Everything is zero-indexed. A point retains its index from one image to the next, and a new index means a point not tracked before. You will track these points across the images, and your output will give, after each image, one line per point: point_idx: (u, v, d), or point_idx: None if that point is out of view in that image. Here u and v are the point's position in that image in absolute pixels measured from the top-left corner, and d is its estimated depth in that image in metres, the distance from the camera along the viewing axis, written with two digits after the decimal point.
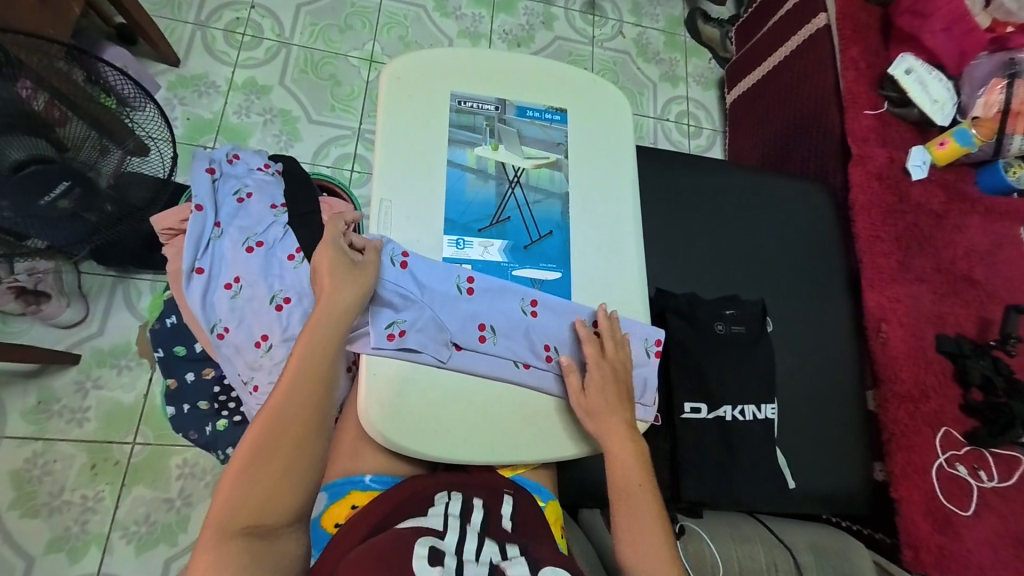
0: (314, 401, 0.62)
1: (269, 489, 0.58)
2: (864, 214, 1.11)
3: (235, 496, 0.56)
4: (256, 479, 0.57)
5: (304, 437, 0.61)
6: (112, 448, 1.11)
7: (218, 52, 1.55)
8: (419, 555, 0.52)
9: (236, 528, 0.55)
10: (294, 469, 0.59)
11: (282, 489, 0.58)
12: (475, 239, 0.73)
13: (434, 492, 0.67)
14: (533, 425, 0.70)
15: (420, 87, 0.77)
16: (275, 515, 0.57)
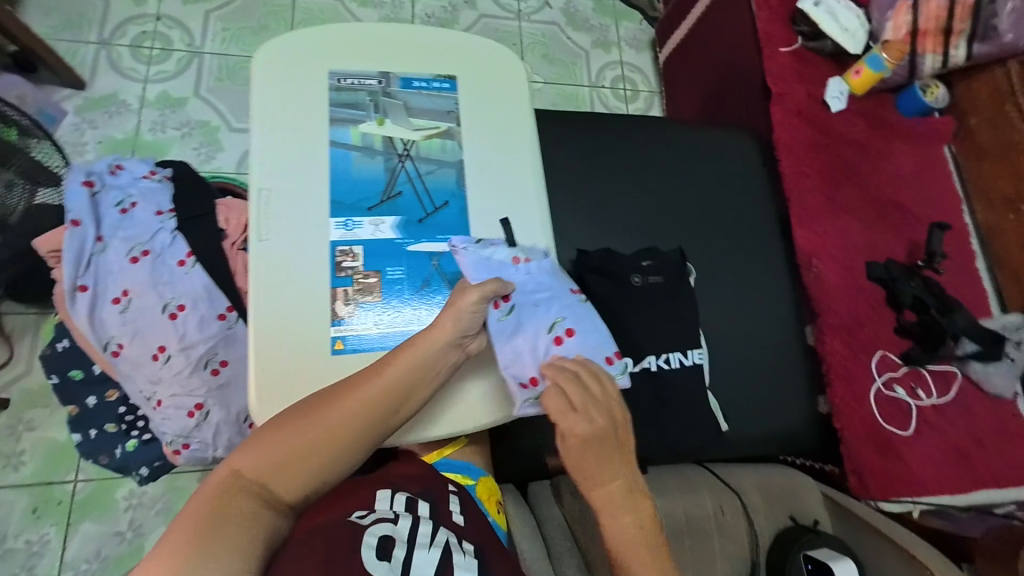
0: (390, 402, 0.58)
1: (296, 453, 0.55)
2: (788, 152, 1.10)
3: (278, 441, 0.55)
4: (300, 442, 0.55)
5: (348, 440, 0.57)
6: (53, 488, 1.07)
7: (127, 70, 1.50)
8: (369, 547, 0.53)
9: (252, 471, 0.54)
10: (310, 467, 0.56)
11: (307, 461, 0.55)
12: (364, 218, 0.68)
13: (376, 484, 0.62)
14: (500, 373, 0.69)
15: (294, 68, 0.75)
16: (282, 493, 0.54)
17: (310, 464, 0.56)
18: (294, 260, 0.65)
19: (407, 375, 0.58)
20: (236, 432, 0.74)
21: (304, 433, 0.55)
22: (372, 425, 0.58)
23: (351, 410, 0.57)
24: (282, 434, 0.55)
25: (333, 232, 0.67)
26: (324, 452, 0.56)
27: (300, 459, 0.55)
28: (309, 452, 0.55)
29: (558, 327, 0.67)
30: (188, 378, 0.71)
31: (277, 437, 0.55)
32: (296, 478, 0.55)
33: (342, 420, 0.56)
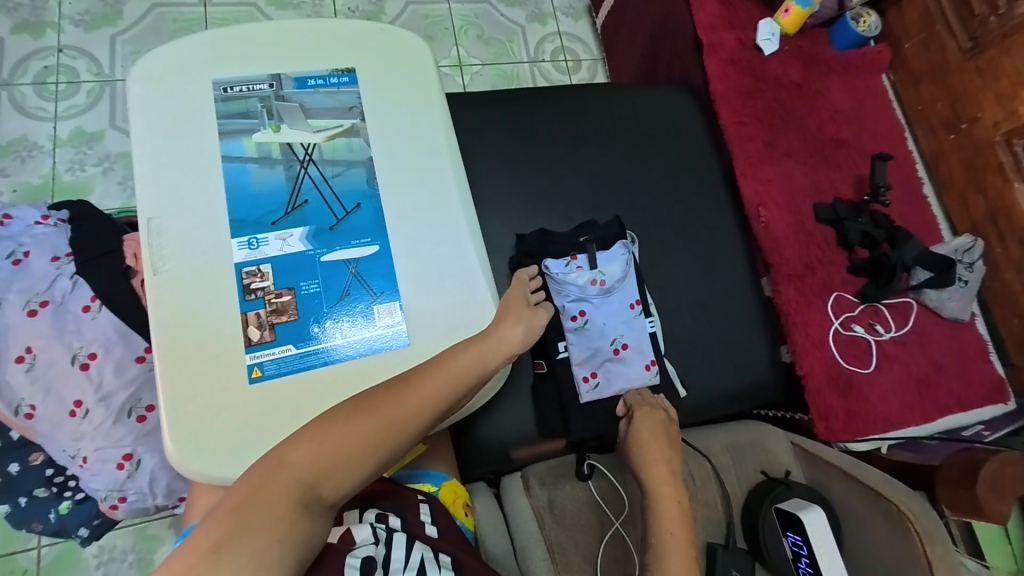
0: (447, 393, 0.60)
1: (349, 449, 0.54)
2: (724, 103, 1.07)
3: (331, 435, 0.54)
4: (353, 436, 0.55)
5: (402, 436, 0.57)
6: (15, 557, 1.01)
7: (34, 109, 1.40)
8: (352, 567, 0.52)
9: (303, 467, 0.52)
10: (364, 463, 0.55)
11: (360, 456, 0.55)
12: (270, 233, 0.64)
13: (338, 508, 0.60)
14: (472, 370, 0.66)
15: (174, 83, 0.69)
16: (334, 490, 0.53)
17: (363, 458, 0.55)
18: (200, 289, 0.60)
19: (462, 372, 0.61)
20: (175, 477, 0.71)
21: (362, 425, 0.55)
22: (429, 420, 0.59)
23: (415, 404, 0.58)
24: (335, 426, 0.54)
25: (237, 254, 0.63)
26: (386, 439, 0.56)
27: (355, 453, 0.55)
28: (359, 450, 0.55)
29: (619, 339, 0.84)
30: (113, 429, 0.67)
31: (335, 427, 0.54)
32: (349, 474, 0.54)
33: (403, 413, 0.57)
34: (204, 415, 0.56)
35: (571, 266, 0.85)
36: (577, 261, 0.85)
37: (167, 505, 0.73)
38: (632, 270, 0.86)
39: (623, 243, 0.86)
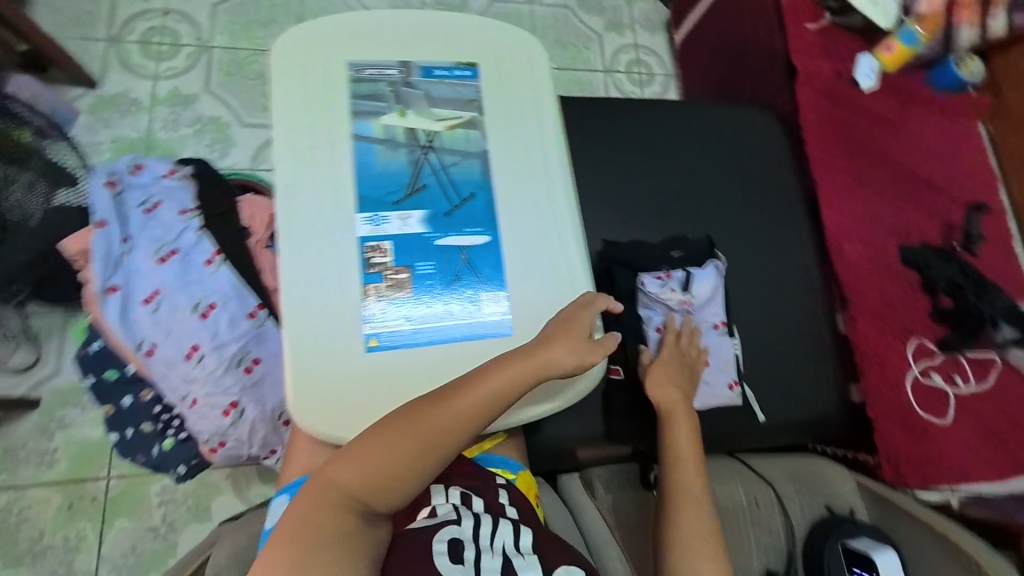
0: (477, 412, 0.60)
1: (386, 467, 0.57)
2: (814, 133, 1.06)
3: (368, 456, 0.57)
4: (387, 457, 0.57)
5: (438, 455, 0.59)
6: (87, 485, 1.08)
7: (137, 67, 1.48)
8: (441, 552, 0.55)
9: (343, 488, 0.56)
10: (405, 480, 0.58)
11: (397, 474, 0.58)
12: (391, 213, 0.67)
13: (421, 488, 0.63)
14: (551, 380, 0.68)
15: (312, 61, 0.73)
16: (381, 504, 0.57)
17: (404, 476, 0.58)
18: (327, 259, 0.64)
19: (499, 391, 0.60)
20: (271, 430, 0.74)
21: (397, 446, 0.58)
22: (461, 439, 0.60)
23: (443, 424, 0.59)
24: (373, 448, 0.57)
25: (359, 231, 0.66)
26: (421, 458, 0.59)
27: (393, 471, 0.58)
28: (396, 469, 0.58)
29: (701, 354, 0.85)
30: (222, 377, 0.71)
31: (372, 450, 0.57)
32: (394, 489, 0.58)
33: (433, 435, 0.59)
34: (324, 376, 0.60)
35: (659, 278, 0.88)
36: (665, 273, 0.88)
37: (258, 456, 0.76)
38: (720, 291, 0.89)
39: (715, 264, 0.89)
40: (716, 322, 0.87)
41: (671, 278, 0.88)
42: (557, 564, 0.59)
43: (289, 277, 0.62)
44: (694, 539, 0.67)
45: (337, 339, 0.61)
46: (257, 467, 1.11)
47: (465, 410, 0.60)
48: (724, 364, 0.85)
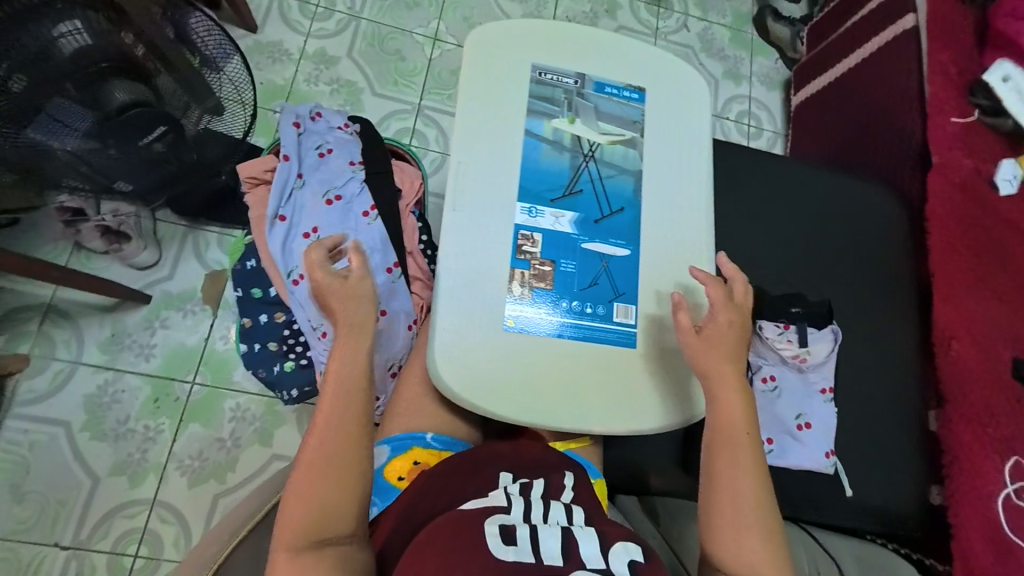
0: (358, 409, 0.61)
1: (332, 484, 0.58)
2: (941, 224, 1.04)
3: (314, 480, 0.58)
4: (321, 475, 0.58)
5: (356, 460, 0.60)
6: (173, 384, 1.18)
7: (293, 22, 1.61)
8: (492, 533, 0.54)
9: (305, 521, 0.56)
10: (345, 499, 0.58)
11: (342, 487, 0.58)
12: (547, 209, 0.72)
13: (496, 468, 0.68)
14: (582, 398, 0.67)
15: (502, 54, 0.78)
16: (337, 530, 0.57)
17: (342, 500, 0.58)
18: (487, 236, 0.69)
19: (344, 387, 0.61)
20: (380, 377, 0.82)
21: (328, 464, 0.58)
22: (358, 437, 0.60)
23: (337, 430, 0.60)
24: (314, 471, 0.58)
25: (517, 217, 0.71)
26: (346, 468, 0.59)
27: (339, 486, 0.58)
28: (339, 482, 0.58)
29: (804, 416, 0.84)
30: None
31: (311, 477, 0.58)
32: (344, 504, 0.58)
33: (337, 444, 0.59)
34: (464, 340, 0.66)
35: (780, 330, 0.86)
36: (786, 325, 0.87)
37: (363, 399, 0.83)
38: (834, 356, 0.87)
39: (833, 328, 0.88)
40: (823, 388, 0.86)
41: (791, 333, 0.86)
42: (616, 539, 0.56)
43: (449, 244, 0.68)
44: (736, 532, 0.60)
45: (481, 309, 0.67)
46: None
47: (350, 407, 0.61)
48: (824, 432, 0.84)
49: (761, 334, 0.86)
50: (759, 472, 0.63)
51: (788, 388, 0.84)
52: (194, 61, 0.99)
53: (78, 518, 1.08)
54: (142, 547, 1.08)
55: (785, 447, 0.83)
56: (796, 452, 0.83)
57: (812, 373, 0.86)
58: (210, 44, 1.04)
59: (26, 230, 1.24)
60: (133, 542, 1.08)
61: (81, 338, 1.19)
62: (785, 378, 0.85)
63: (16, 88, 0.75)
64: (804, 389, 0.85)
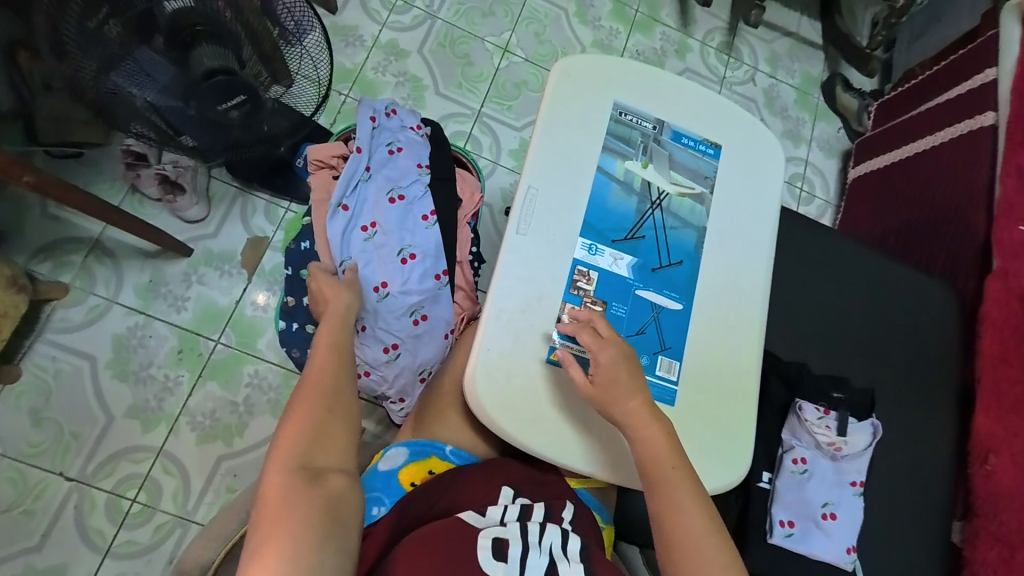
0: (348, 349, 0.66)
1: (323, 414, 0.60)
2: (993, 332, 1.02)
3: (307, 412, 0.59)
4: (314, 409, 0.59)
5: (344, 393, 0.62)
6: (199, 340, 1.20)
7: (371, 10, 1.64)
8: (484, 548, 0.57)
9: (297, 450, 0.56)
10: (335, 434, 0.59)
11: (333, 419, 0.60)
12: (607, 248, 0.72)
13: (498, 480, 0.69)
14: (593, 441, 0.68)
15: (587, 88, 0.79)
16: (326, 463, 0.57)
17: (334, 432, 0.59)
18: (542, 266, 0.70)
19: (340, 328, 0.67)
20: (410, 381, 0.86)
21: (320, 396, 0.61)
22: (346, 373, 0.64)
23: (327, 365, 0.63)
24: (305, 404, 0.60)
25: (573, 251, 0.71)
26: (336, 399, 0.61)
27: (328, 415, 0.60)
28: (330, 415, 0.60)
29: (831, 505, 0.81)
30: (396, 318, 0.81)
31: (301, 408, 0.59)
32: (335, 441, 0.59)
33: (328, 377, 0.62)
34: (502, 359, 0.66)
35: (817, 411, 0.85)
36: (822, 407, 0.86)
37: (389, 398, 0.88)
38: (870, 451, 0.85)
39: (875, 422, 0.85)
40: (855, 479, 0.83)
41: (830, 415, 0.85)
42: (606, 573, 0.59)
43: (501, 264, 0.69)
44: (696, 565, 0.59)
45: (528, 338, 0.67)
46: None
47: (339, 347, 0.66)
48: (850, 527, 0.81)
49: (796, 412, 0.85)
50: (705, 504, 0.62)
51: (818, 473, 0.82)
52: (274, 32, 0.94)
53: (87, 452, 1.11)
54: (142, 492, 1.11)
55: (807, 534, 0.81)
56: (815, 541, 0.80)
57: (846, 461, 0.84)
58: (294, 16, 0.99)
59: (87, 165, 1.27)
60: (134, 487, 1.11)
61: (120, 279, 1.22)
62: (817, 463, 0.83)
63: (112, 34, 0.81)
64: (835, 477, 0.82)
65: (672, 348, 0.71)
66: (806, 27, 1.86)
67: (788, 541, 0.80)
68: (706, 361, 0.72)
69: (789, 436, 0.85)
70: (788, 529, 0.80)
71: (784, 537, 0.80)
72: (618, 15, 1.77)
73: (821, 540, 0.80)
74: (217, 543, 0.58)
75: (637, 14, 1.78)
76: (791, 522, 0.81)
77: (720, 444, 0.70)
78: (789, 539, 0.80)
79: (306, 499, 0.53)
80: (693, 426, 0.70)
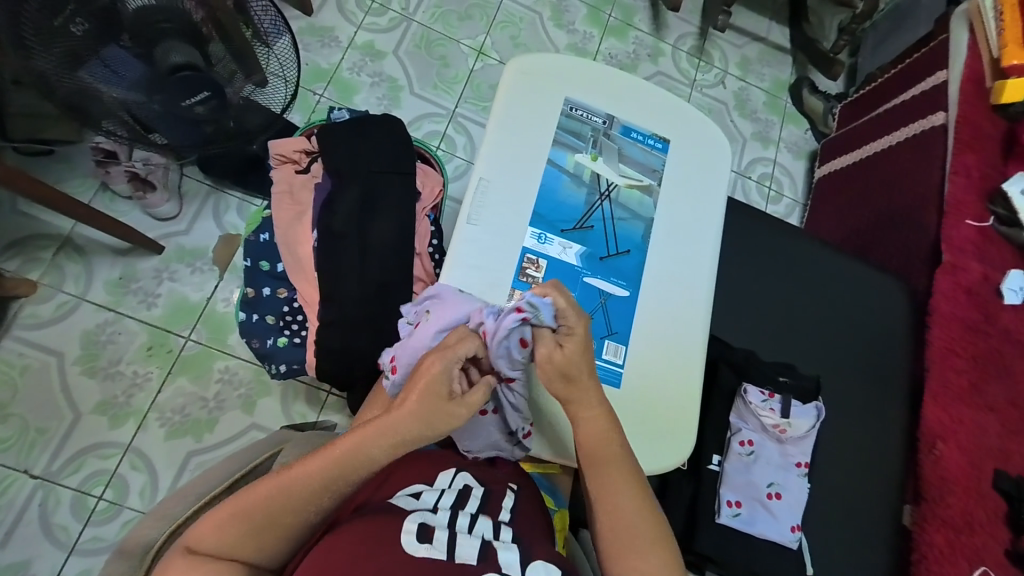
0: (355, 474, 0.61)
1: (277, 521, 0.59)
2: (942, 325, 1.04)
3: (262, 511, 0.58)
4: (272, 514, 0.58)
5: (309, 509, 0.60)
6: (169, 337, 1.21)
7: (348, 12, 1.67)
8: (409, 531, 0.57)
9: (232, 540, 0.57)
10: (304, 516, 0.60)
11: (280, 530, 0.59)
12: (556, 238, 0.75)
13: (443, 462, 0.72)
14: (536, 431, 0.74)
15: (540, 84, 0.82)
16: (255, 558, 0.59)
17: (279, 538, 0.59)
18: (494, 255, 0.72)
19: (368, 449, 0.61)
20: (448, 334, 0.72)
21: (285, 504, 0.59)
22: (327, 492, 0.60)
23: (314, 476, 0.60)
24: (267, 498, 0.58)
25: (522, 240, 0.74)
26: (294, 514, 0.59)
27: (279, 525, 0.59)
28: (281, 525, 0.59)
29: (777, 486, 0.84)
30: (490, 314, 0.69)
31: (263, 502, 0.58)
32: (270, 541, 0.59)
33: (309, 489, 0.59)
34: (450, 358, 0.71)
35: (762, 396, 0.89)
36: (768, 391, 0.89)
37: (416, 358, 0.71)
38: (814, 434, 0.89)
39: (818, 405, 0.89)
40: (802, 459, 0.87)
41: (776, 398, 0.89)
42: (537, 558, 0.60)
43: (452, 248, 0.72)
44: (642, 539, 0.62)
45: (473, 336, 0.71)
46: (308, 388, 1.21)
47: (340, 466, 0.61)
48: (795, 506, 0.84)
49: (744, 398, 0.88)
50: (637, 481, 0.65)
51: (763, 455, 0.86)
52: (247, 33, 1.01)
53: (53, 448, 1.11)
54: (108, 489, 1.10)
55: (753, 515, 0.83)
56: (762, 520, 0.83)
57: (794, 442, 0.87)
58: (266, 22, 1.07)
59: (60, 162, 1.28)
60: (100, 484, 1.10)
61: (90, 275, 1.22)
62: (763, 446, 0.87)
63: (79, 31, 0.83)
64: (781, 458, 0.86)
65: (620, 333, 0.74)
66: (775, 32, 1.92)
67: (736, 521, 0.83)
68: (652, 346, 0.74)
69: (738, 422, 0.88)
70: (733, 509, 0.84)
71: (732, 518, 0.83)
72: (593, 19, 1.81)
73: (767, 520, 0.83)
74: (161, 524, 0.59)
75: (611, 19, 1.83)
76: (738, 502, 0.84)
77: (665, 428, 0.72)
78: (735, 520, 0.83)
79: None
80: (637, 409, 0.72)
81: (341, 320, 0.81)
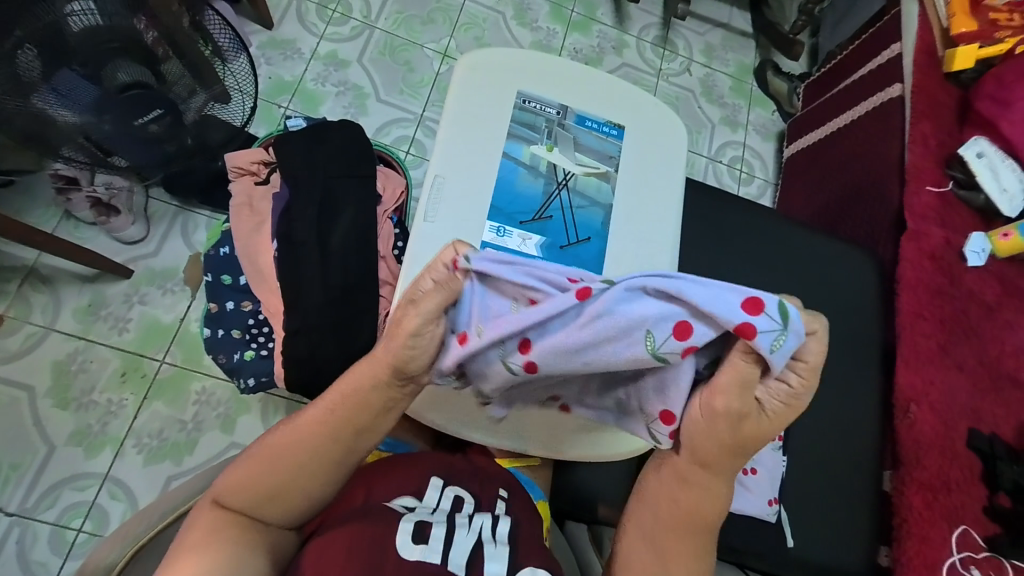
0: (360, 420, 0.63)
1: (290, 468, 0.61)
2: (910, 291, 1.06)
3: (277, 456, 0.62)
4: (286, 458, 0.62)
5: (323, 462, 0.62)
6: (143, 361, 1.19)
7: (310, 24, 1.66)
8: (406, 530, 0.59)
9: (252, 486, 0.60)
10: (313, 465, 0.62)
11: (295, 477, 0.62)
12: (515, 230, 0.75)
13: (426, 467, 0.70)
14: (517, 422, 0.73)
15: (491, 78, 0.82)
16: (268, 514, 0.61)
17: (296, 491, 0.62)
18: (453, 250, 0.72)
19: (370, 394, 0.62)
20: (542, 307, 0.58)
21: (298, 448, 0.62)
22: (335, 441, 0.62)
23: (322, 420, 0.63)
24: (283, 442, 0.62)
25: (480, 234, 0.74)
26: (303, 459, 0.62)
27: (292, 470, 0.61)
28: (294, 472, 0.61)
29: (751, 461, 0.86)
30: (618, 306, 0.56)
31: (277, 444, 0.62)
32: (286, 496, 0.61)
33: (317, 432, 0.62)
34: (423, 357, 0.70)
35: None
36: None
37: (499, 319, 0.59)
38: None
39: None
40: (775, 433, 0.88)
41: None
42: (525, 564, 0.61)
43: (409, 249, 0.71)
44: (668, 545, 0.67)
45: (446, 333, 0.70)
46: (287, 403, 1.19)
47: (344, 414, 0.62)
48: (770, 479, 0.86)
49: None
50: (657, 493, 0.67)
51: None
52: (206, 51, 0.97)
53: (28, 482, 1.09)
54: (87, 520, 1.08)
55: (729, 491, 0.85)
56: (739, 496, 0.85)
57: None
58: (225, 37, 1.05)
59: (19, 193, 1.26)
60: (79, 515, 1.08)
61: (57, 304, 1.20)
62: None
63: (26, 57, 0.76)
64: None
65: None
66: (736, 18, 1.95)
67: None
68: None
69: None
70: None
71: None
72: (556, 16, 1.82)
73: (743, 496, 0.85)
74: (121, 544, 0.57)
75: (574, 14, 1.84)
76: None
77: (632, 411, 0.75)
78: None
79: (219, 551, 0.55)
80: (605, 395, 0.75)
81: (306, 329, 0.80)
